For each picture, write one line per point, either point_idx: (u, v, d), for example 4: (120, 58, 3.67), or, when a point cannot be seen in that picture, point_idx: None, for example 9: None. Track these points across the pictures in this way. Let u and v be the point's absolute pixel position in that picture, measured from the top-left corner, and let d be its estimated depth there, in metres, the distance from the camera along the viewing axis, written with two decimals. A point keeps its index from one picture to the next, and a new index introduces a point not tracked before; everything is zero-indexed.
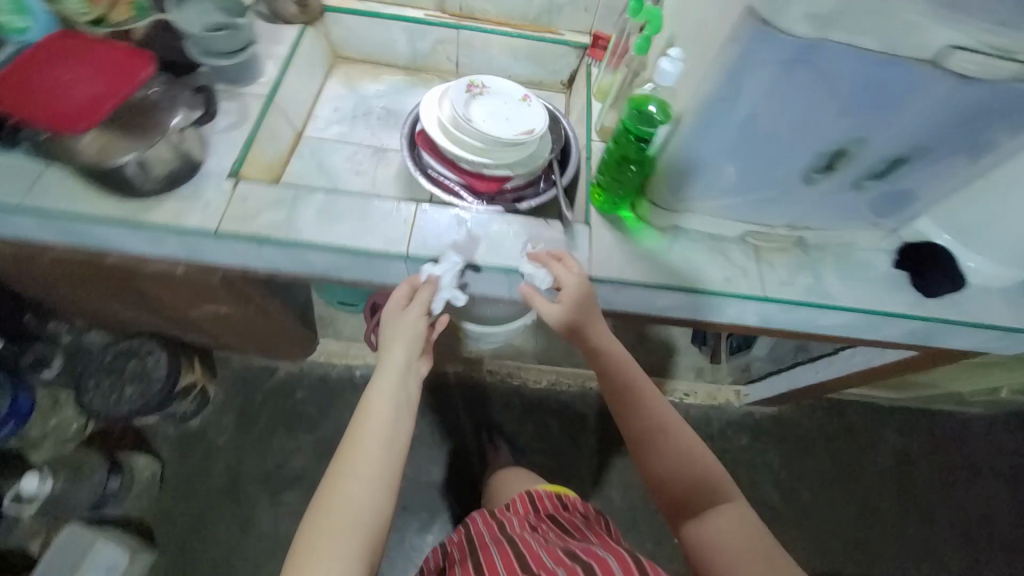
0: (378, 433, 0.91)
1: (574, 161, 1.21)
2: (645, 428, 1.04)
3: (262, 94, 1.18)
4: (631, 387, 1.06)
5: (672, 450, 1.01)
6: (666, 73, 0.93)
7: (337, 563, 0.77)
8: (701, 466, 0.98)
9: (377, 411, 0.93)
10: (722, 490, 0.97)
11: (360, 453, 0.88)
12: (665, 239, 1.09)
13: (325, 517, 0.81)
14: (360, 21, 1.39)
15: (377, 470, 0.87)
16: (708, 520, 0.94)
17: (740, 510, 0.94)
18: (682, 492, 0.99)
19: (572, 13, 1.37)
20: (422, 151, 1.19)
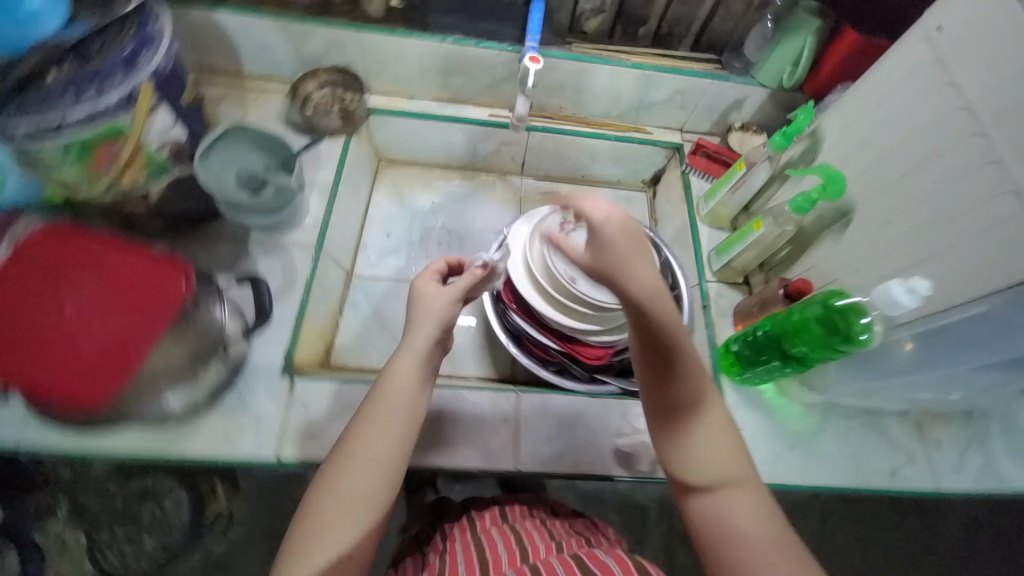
0: (405, 379, 0.66)
1: (690, 311, 1.00)
2: (697, 369, 0.57)
3: (308, 244, 0.94)
4: (664, 331, 0.53)
5: (682, 357, 0.56)
6: (894, 296, 0.64)
7: (344, 542, 0.57)
8: (708, 399, 0.59)
9: (400, 373, 0.66)
10: (705, 423, 0.60)
11: (378, 421, 0.63)
12: (815, 418, 0.90)
13: (326, 484, 0.60)
14: (410, 124, 1.15)
15: (393, 443, 0.63)
16: (680, 438, 0.60)
17: (730, 445, 0.60)
18: (670, 400, 0.59)
19: (665, 111, 1.15)
20: (510, 311, 0.97)
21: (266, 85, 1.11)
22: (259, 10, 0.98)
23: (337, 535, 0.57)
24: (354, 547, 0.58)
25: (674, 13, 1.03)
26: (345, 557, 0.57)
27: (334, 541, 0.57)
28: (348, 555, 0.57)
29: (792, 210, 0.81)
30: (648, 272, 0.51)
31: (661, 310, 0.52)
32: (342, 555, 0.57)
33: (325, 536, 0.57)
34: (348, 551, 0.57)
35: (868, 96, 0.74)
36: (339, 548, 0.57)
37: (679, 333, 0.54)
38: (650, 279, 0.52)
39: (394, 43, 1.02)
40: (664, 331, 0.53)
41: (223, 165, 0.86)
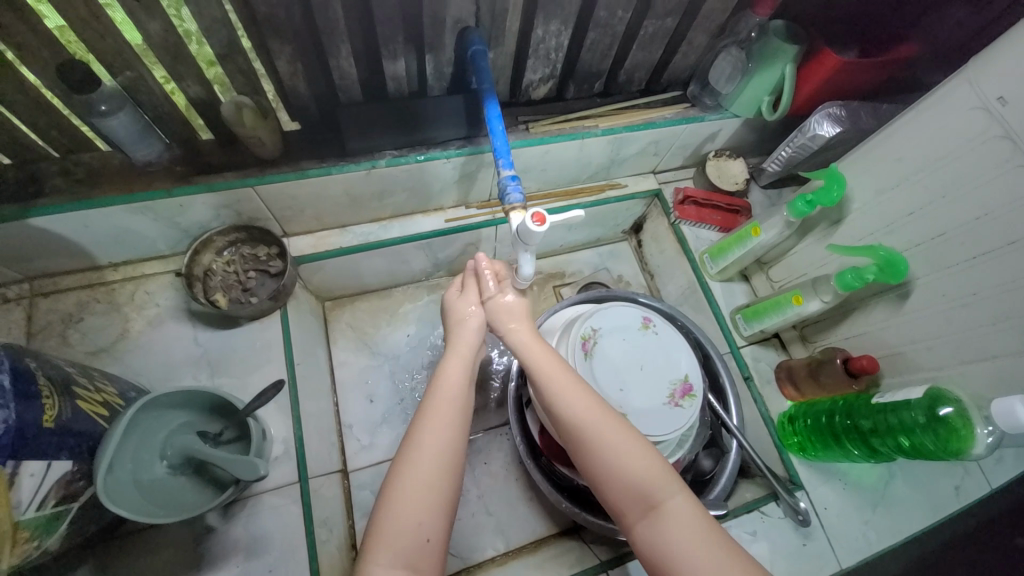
0: (452, 394, 0.61)
1: (733, 386, 0.89)
2: (603, 443, 0.58)
3: (289, 483, 0.74)
4: (587, 407, 0.60)
5: (603, 436, 0.57)
6: (1010, 419, 0.58)
7: (424, 525, 0.53)
8: (648, 479, 0.55)
9: (449, 386, 0.62)
10: (667, 504, 0.54)
11: (433, 418, 0.59)
12: (882, 465, 0.84)
13: (387, 499, 0.55)
14: (354, 259, 0.92)
15: (453, 433, 0.59)
16: (643, 523, 0.54)
17: (700, 523, 0.53)
18: (611, 489, 0.56)
19: (639, 161, 1.01)
20: (558, 465, 0.79)
21: (140, 270, 0.81)
22: (97, 197, 0.68)
23: (416, 518, 0.53)
24: (431, 530, 0.54)
25: (632, 60, 0.87)
26: (423, 540, 0.53)
27: (414, 521, 0.53)
28: (427, 538, 0.53)
29: (841, 287, 0.73)
30: (565, 381, 0.62)
31: (585, 393, 0.61)
32: (421, 539, 0.53)
33: (401, 518, 0.53)
34: (426, 534, 0.53)
35: (909, 156, 0.69)
36: (416, 529, 0.53)
37: (597, 405, 0.60)
38: (555, 377, 0.62)
39: (308, 185, 0.77)
40: (581, 411, 0.59)
41: (136, 458, 0.60)
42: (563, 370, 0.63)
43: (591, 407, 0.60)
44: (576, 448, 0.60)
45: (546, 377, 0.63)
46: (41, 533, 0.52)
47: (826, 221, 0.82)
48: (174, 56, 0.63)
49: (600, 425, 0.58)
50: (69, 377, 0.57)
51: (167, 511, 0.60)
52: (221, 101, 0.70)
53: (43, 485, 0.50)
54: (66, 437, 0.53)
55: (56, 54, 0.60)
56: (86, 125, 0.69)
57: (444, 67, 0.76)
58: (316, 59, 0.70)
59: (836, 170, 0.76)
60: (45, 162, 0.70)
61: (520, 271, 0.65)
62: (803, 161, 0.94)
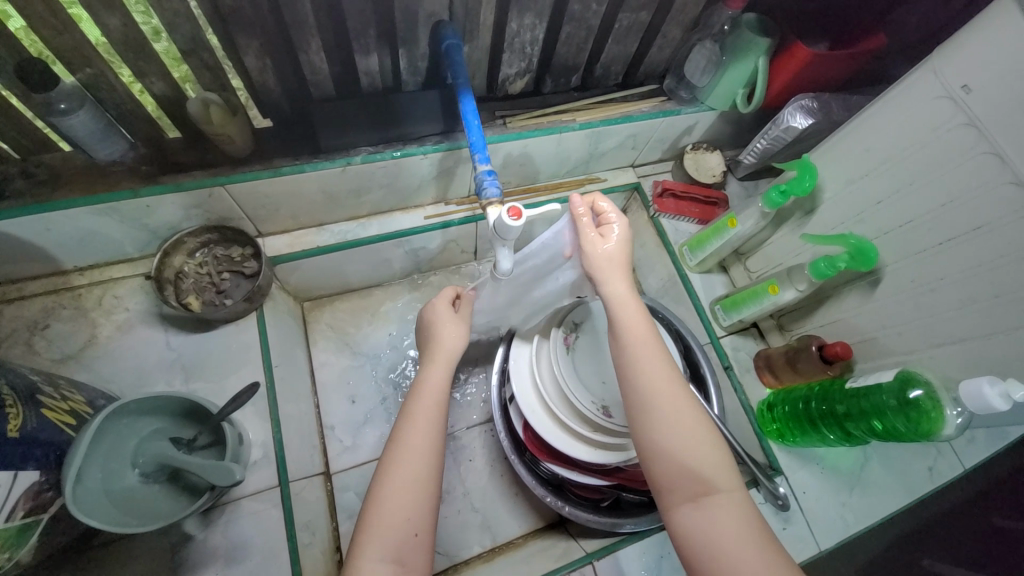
0: (431, 397, 0.63)
1: (712, 376, 0.90)
2: (678, 418, 0.57)
3: (269, 487, 0.73)
4: (661, 388, 0.59)
5: (678, 414, 0.57)
6: (980, 401, 0.60)
7: (410, 520, 0.55)
8: (712, 468, 0.56)
9: (428, 391, 0.63)
10: (723, 495, 0.54)
11: (411, 424, 0.60)
12: (858, 448, 0.86)
13: (373, 500, 0.56)
14: (331, 258, 0.90)
15: (440, 437, 0.61)
16: (692, 507, 0.54)
17: (752, 521, 0.53)
18: (670, 466, 0.56)
19: (618, 155, 1.01)
20: (543, 461, 0.79)
21: (108, 273, 0.78)
22: (59, 199, 0.66)
23: (403, 515, 0.55)
24: (419, 525, 0.55)
25: (609, 53, 0.87)
26: (410, 535, 0.54)
27: (402, 518, 0.54)
28: (414, 533, 0.54)
29: (814, 275, 0.74)
30: (651, 355, 0.60)
31: (663, 376, 0.59)
32: (407, 534, 0.54)
33: (388, 519, 0.54)
34: (412, 529, 0.54)
35: (877, 146, 0.70)
36: (403, 525, 0.54)
37: (678, 387, 0.59)
38: (640, 341, 0.60)
39: (282, 183, 0.75)
40: (657, 389, 0.58)
41: (105, 466, 0.58)
42: (652, 341, 0.61)
43: (667, 385, 0.59)
44: (640, 421, 0.59)
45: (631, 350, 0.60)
46: (11, 545, 0.50)
47: (800, 211, 0.84)
48: (136, 52, 0.61)
49: (677, 405, 0.58)
50: (33, 385, 0.55)
51: (141, 521, 0.58)
52: (188, 98, 0.68)
53: (10, 496, 0.48)
54: (32, 447, 0.51)
55: (10, 51, 0.57)
56: (45, 124, 0.66)
57: (419, 61, 0.75)
58: (286, 54, 0.68)
59: (808, 161, 0.78)
60: (2, 164, 0.67)
61: (499, 266, 0.65)
62: (779, 153, 0.95)
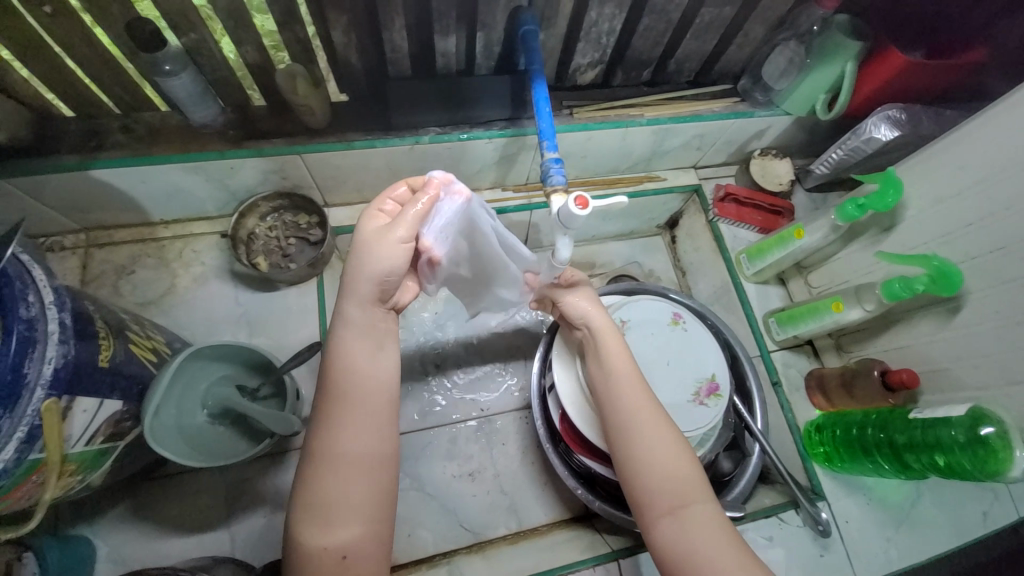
0: (354, 395, 0.54)
1: (760, 390, 0.87)
2: (651, 432, 0.60)
3: None
4: (634, 403, 0.62)
5: (652, 428, 0.60)
6: None
7: (337, 542, 0.50)
8: (687, 481, 0.58)
9: (342, 385, 0.55)
10: (695, 506, 0.56)
11: (333, 428, 0.53)
12: (910, 483, 0.81)
13: (301, 516, 0.51)
14: None
15: (370, 445, 0.54)
16: (667, 519, 0.56)
17: (724, 531, 0.55)
18: (644, 479, 0.58)
19: (681, 154, 0.98)
20: (577, 453, 0.79)
21: (189, 228, 0.84)
22: (156, 155, 0.71)
23: (326, 540, 0.50)
24: (347, 546, 0.51)
25: (684, 49, 0.85)
26: (338, 558, 0.50)
27: (325, 541, 0.50)
28: (342, 556, 0.50)
29: (887, 296, 0.70)
30: (630, 374, 0.64)
31: (636, 391, 0.63)
32: (335, 556, 0.50)
33: (316, 536, 0.50)
34: (340, 552, 0.50)
35: (975, 164, 0.65)
36: (326, 547, 0.50)
37: (649, 404, 0.62)
38: (622, 361, 0.65)
39: (353, 156, 0.78)
40: (635, 405, 0.62)
41: (180, 406, 0.63)
42: (631, 362, 0.65)
43: (643, 402, 0.62)
44: (615, 433, 0.62)
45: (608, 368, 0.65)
46: (87, 467, 0.55)
47: (876, 228, 0.79)
48: (236, 21, 0.64)
49: (649, 420, 0.61)
50: (122, 322, 0.60)
51: (207, 457, 0.63)
52: (276, 68, 0.72)
53: (96, 420, 0.53)
54: (118, 378, 0.56)
55: (123, 11, 0.62)
56: (149, 84, 0.71)
57: (494, 45, 0.76)
58: (370, 31, 0.70)
59: (893, 174, 0.73)
60: (109, 119, 0.73)
61: (558, 256, 0.64)
62: (856, 165, 0.91)
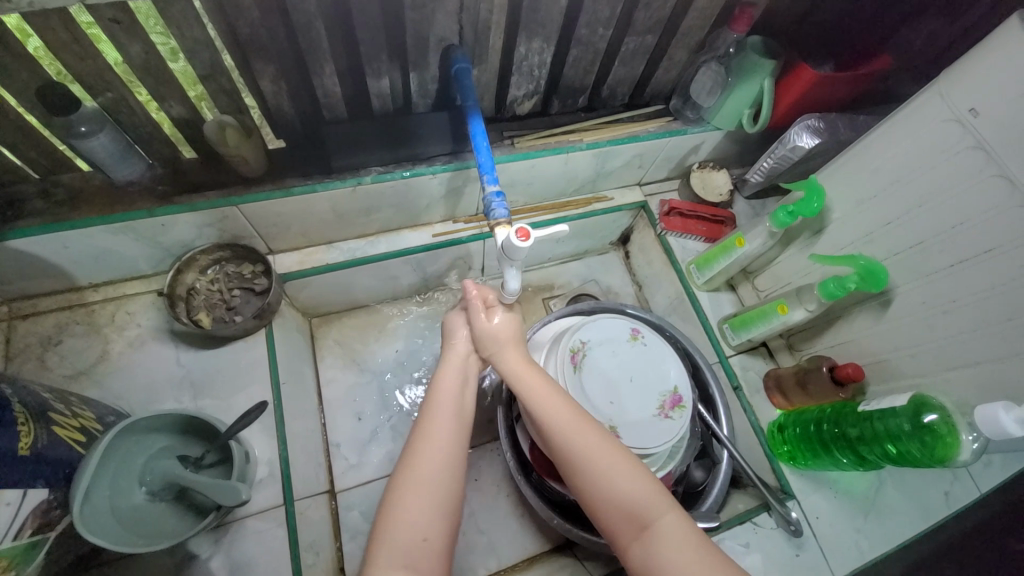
0: (447, 404, 0.64)
1: (722, 396, 0.89)
2: (589, 460, 0.59)
3: (274, 506, 0.72)
4: (572, 436, 0.61)
5: (593, 456, 0.60)
6: (996, 427, 0.59)
7: (418, 525, 0.55)
8: (642, 499, 0.57)
9: (448, 394, 0.65)
10: (659, 523, 0.56)
11: (437, 423, 0.62)
12: (872, 472, 0.84)
13: (388, 509, 0.56)
14: (338, 275, 0.91)
15: (451, 444, 0.61)
16: (636, 543, 0.56)
17: (690, 540, 0.55)
18: (606, 509, 0.58)
19: (624, 173, 1.01)
20: (549, 480, 0.78)
21: (121, 290, 0.80)
22: (78, 218, 0.67)
23: (413, 518, 0.55)
24: (426, 529, 0.55)
25: (615, 75, 0.88)
26: (419, 540, 0.54)
27: (410, 522, 0.55)
28: (423, 538, 0.54)
29: (824, 296, 0.74)
30: (563, 410, 0.63)
31: (577, 427, 0.62)
32: (416, 539, 0.54)
33: (400, 526, 0.55)
34: (420, 534, 0.55)
35: (884, 168, 0.70)
36: (412, 530, 0.55)
37: (584, 429, 0.61)
38: (550, 400, 0.64)
39: (293, 202, 0.76)
40: (575, 437, 0.61)
41: (114, 484, 0.58)
42: (559, 393, 0.64)
43: (581, 428, 0.62)
44: (565, 468, 0.61)
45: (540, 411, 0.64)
46: (18, 564, 0.49)
47: (808, 231, 0.83)
48: (156, 77, 0.63)
49: (591, 451, 0.60)
50: (44, 402, 0.55)
51: (148, 538, 0.58)
52: (205, 121, 0.70)
53: (20, 512, 0.48)
54: (41, 464, 0.51)
55: (33, 76, 0.59)
56: (65, 146, 0.67)
57: (429, 83, 0.77)
58: (300, 78, 0.70)
59: (815, 182, 0.78)
60: (23, 184, 0.69)
61: (505, 286, 0.65)
62: (785, 173, 0.96)
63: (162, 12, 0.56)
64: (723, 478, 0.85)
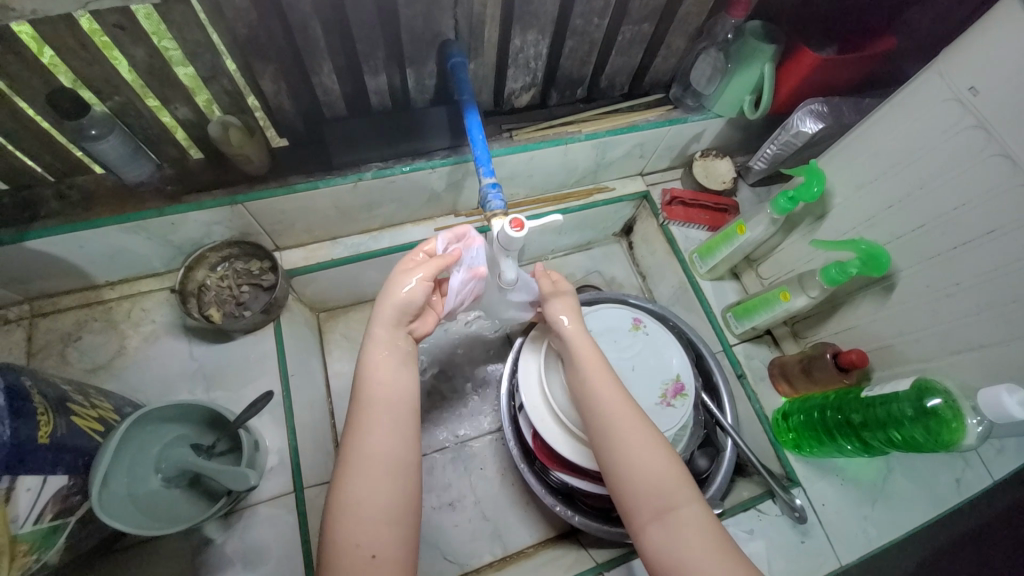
0: (382, 404, 0.59)
1: (724, 384, 0.89)
2: (617, 427, 0.62)
3: (284, 493, 0.75)
4: (609, 403, 0.63)
5: (623, 428, 0.61)
6: (999, 411, 0.58)
7: (364, 542, 0.53)
8: (670, 482, 0.58)
9: (380, 389, 0.60)
10: (685, 508, 0.56)
11: (373, 426, 0.58)
12: (880, 459, 0.83)
13: (332, 519, 0.54)
14: (344, 269, 0.93)
15: (393, 441, 0.57)
16: (654, 524, 0.56)
17: (712, 530, 0.55)
18: (631, 484, 0.59)
19: (625, 163, 1.01)
20: (553, 469, 0.78)
21: (136, 287, 0.83)
22: (92, 218, 0.70)
23: (356, 537, 0.53)
24: (373, 546, 0.53)
25: (612, 65, 0.88)
26: (368, 557, 0.52)
27: (354, 542, 0.53)
28: (370, 555, 0.52)
29: (826, 281, 0.73)
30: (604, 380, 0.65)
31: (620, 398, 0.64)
32: (364, 557, 0.52)
33: (345, 544, 0.53)
34: (368, 551, 0.52)
35: (884, 151, 0.69)
36: (358, 549, 0.52)
37: (620, 403, 0.63)
38: (594, 364, 0.67)
39: (296, 199, 0.78)
40: (612, 406, 0.63)
41: (131, 472, 0.61)
42: (604, 363, 0.67)
43: (614, 399, 0.64)
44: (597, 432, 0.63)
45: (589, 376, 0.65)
46: (40, 546, 0.53)
47: (810, 217, 0.83)
48: (161, 80, 0.65)
49: (622, 422, 0.62)
50: (63, 394, 0.58)
51: (163, 523, 0.61)
52: (209, 122, 0.72)
53: (40, 497, 0.51)
54: (60, 452, 0.54)
55: (45, 82, 0.61)
56: (78, 149, 0.70)
57: (426, 79, 0.78)
58: (299, 77, 0.72)
59: (816, 166, 0.77)
60: (41, 187, 0.72)
61: (505, 296, 0.73)
62: (788, 158, 0.95)
63: (164, 17, 0.58)
64: (727, 465, 0.84)
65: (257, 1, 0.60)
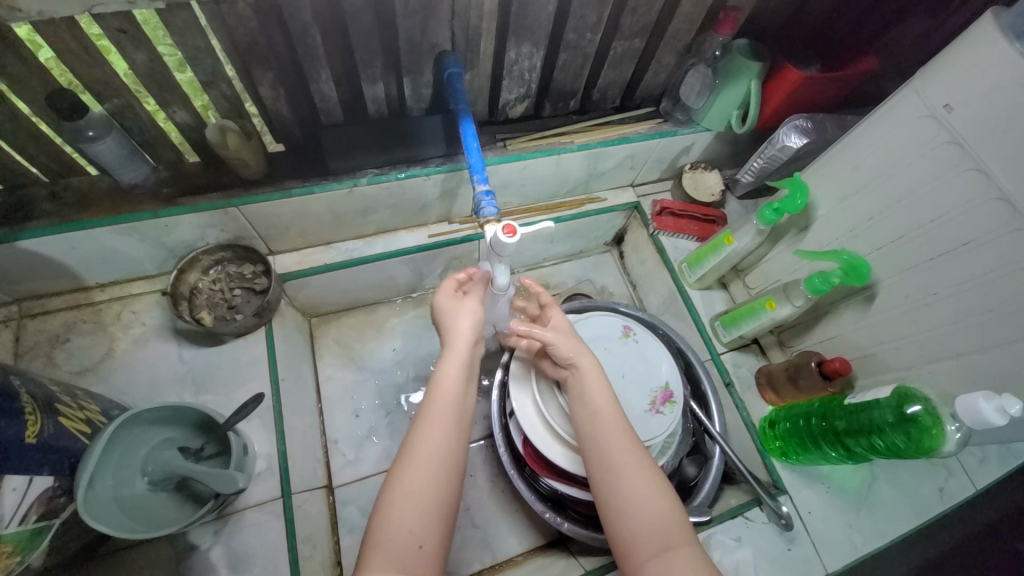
0: (450, 405, 0.63)
1: (713, 392, 0.91)
2: (622, 460, 0.62)
3: (273, 498, 0.74)
4: (614, 436, 0.64)
5: (627, 463, 0.61)
6: (977, 417, 0.60)
7: (412, 531, 0.55)
8: (669, 522, 0.58)
9: (448, 392, 0.64)
10: (682, 550, 0.56)
11: (437, 421, 0.61)
12: (865, 467, 0.84)
13: (383, 508, 0.56)
14: (337, 274, 0.94)
15: (452, 442, 0.61)
16: (652, 562, 0.56)
17: (709, 573, 0.55)
18: (632, 520, 0.58)
19: (616, 174, 1.03)
20: (543, 476, 0.79)
21: (127, 289, 0.83)
22: (86, 219, 0.70)
23: (406, 525, 0.55)
24: (421, 536, 0.55)
25: (605, 78, 0.90)
26: (412, 546, 0.54)
27: (404, 529, 0.54)
28: (417, 544, 0.54)
29: (810, 290, 0.75)
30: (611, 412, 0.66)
31: (611, 426, 0.65)
32: (410, 545, 0.54)
33: (394, 530, 0.54)
34: (415, 539, 0.54)
35: (865, 164, 0.71)
36: (406, 536, 0.54)
37: (622, 437, 0.64)
38: (600, 397, 0.67)
39: (291, 203, 0.79)
40: (617, 439, 0.63)
41: (117, 474, 0.61)
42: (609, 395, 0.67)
43: (619, 432, 0.64)
44: (600, 463, 0.63)
45: (586, 406, 0.66)
46: (23, 549, 0.52)
47: (794, 228, 0.85)
48: (160, 84, 0.65)
49: (627, 455, 0.62)
50: (51, 394, 0.57)
51: (148, 526, 0.60)
52: (206, 126, 0.73)
53: (26, 497, 0.50)
54: (47, 453, 0.53)
55: (44, 83, 0.62)
56: (74, 150, 0.71)
57: (422, 89, 0.80)
58: (297, 84, 0.73)
59: (800, 179, 0.79)
60: (33, 187, 0.72)
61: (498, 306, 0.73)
62: (775, 172, 0.97)
63: (166, 22, 0.59)
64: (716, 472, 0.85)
65: (258, 9, 0.61)
